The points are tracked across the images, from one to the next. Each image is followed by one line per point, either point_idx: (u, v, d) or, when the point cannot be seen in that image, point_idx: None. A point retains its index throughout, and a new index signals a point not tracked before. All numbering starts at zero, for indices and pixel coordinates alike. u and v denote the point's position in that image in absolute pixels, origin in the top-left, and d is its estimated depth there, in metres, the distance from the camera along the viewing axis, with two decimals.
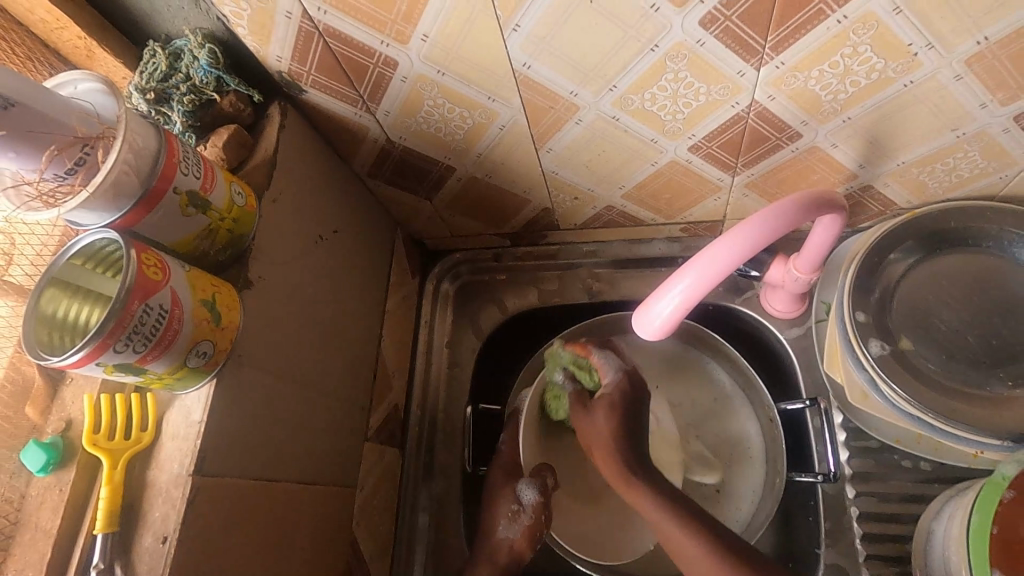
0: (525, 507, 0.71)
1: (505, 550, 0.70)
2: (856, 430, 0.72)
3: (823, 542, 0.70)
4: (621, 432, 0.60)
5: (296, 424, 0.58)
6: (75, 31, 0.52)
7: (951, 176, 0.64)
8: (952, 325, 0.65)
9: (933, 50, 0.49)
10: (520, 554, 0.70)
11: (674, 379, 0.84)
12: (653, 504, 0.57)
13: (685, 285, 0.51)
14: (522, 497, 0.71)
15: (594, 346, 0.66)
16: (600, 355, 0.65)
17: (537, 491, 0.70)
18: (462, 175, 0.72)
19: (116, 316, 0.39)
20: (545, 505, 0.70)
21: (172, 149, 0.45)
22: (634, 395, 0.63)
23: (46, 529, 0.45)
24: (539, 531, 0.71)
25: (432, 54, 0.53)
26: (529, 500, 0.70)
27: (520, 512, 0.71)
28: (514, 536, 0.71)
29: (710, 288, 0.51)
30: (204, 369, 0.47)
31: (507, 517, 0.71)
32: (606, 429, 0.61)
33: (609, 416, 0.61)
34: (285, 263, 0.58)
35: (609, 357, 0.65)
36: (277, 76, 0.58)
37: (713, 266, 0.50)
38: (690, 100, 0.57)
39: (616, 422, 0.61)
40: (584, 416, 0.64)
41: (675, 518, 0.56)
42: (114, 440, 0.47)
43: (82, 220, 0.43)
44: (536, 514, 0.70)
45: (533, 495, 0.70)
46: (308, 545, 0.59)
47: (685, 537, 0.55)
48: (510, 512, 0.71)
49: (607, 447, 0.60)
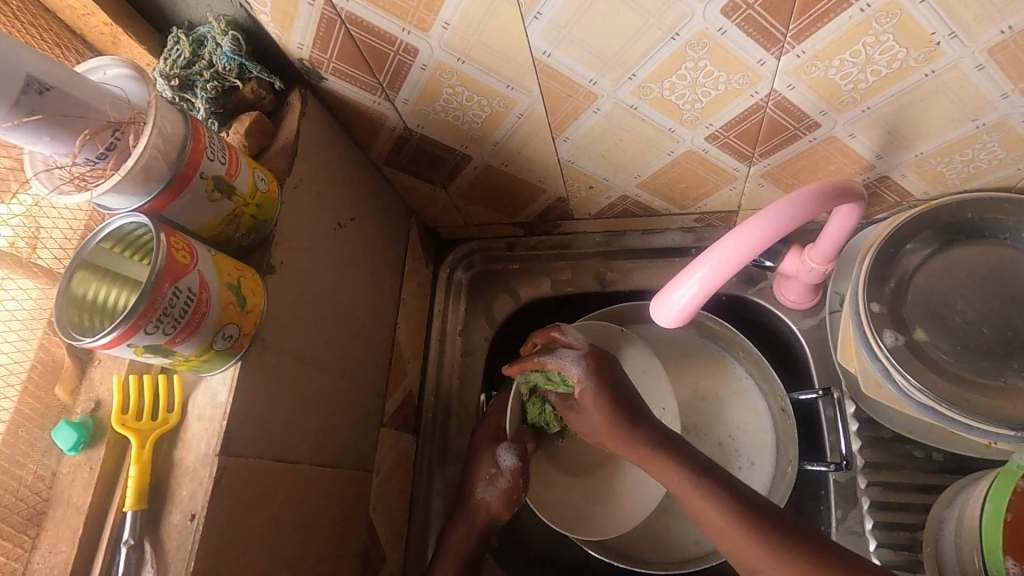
0: (503, 471, 0.72)
1: (482, 514, 0.71)
2: (868, 420, 0.72)
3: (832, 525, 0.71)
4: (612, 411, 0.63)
5: (317, 407, 0.59)
6: (102, 17, 0.52)
7: (969, 166, 0.64)
8: (967, 316, 0.65)
9: (955, 39, 0.49)
10: (495, 518, 0.71)
11: (681, 366, 0.84)
12: (688, 480, 0.59)
13: (709, 268, 0.51)
14: (501, 462, 0.72)
15: (545, 355, 0.66)
16: (555, 359, 0.65)
17: (514, 455, 0.72)
18: (477, 164, 0.73)
19: (147, 297, 0.40)
20: (524, 468, 0.72)
21: (198, 135, 0.45)
22: (603, 370, 0.65)
23: (76, 506, 0.46)
24: (516, 495, 0.71)
25: (453, 41, 0.54)
26: (507, 464, 0.72)
27: (497, 475, 0.72)
28: (491, 499, 0.71)
29: (733, 272, 0.51)
30: (230, 351, 0.48)
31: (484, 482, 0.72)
32: (600, 422, 0.64)
33: (598, 410, 0.63)
34: (306, 248, 0.59)
35: (563, 355, 0.65)
36: (298, 63, 0.58)
37: (738, 249, 0.50)
38: (709, 89, 0.57)
39: (606, 415, 0.63)
40: (576, 415, 0.67)
41: (692, 485, 0.58)
42: (142, 420, 0.48)
43: (112, 204, 0.44)
44: (513, 480, 0.71)
45: (512, 458, 0.72)
46: (328, 526, 0.61)
47: (712, 509, 0.57)
48: (488, 474, 0.72)
49: (608, 436, 0.63)
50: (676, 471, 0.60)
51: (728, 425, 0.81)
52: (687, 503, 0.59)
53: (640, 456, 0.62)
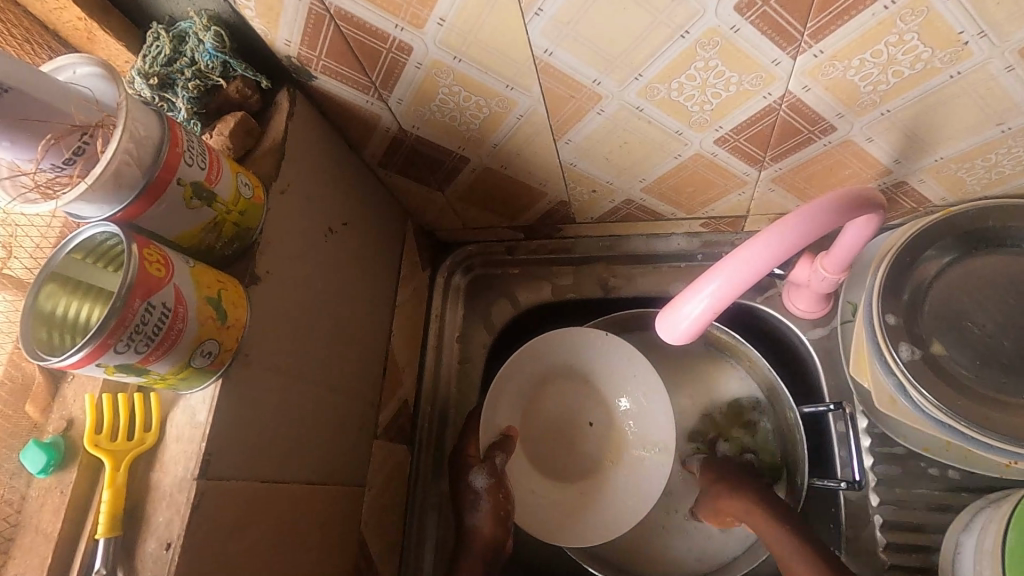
0: (479, 493, 0.72)
1: (478, 538, 0.70)
2: (881, 435, 0.69)
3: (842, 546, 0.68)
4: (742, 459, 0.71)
5: (305, 422, 0.57)
6: (76, 12, 0.49)
7: (991, 172, 0.61)
8: (987, 329, 0.62)
9: (985, 39, 0.46)
10: (490, 538, 0.70)
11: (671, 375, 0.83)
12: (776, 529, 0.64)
13: (736, 270, 0.47)
14: (474, 484, 0.72)
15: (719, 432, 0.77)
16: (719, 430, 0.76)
17: (486, 474, 0.72)
18: (476, 166, 0.70)
19: (117, 314, 0.37)
20: (499, 484, 0.72)
21: (176, 138, 0.43)
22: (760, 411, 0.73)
23: (46, 533, 0.43)
24: (503, 512, 0.72)
25: (449, 39, 0.51)
26: (481, 485, 0.72)
27: (477, 499, 0.72)
28: (481, 524, 0.71)
29: (759, 276, 0.47)
30: (209, 368, 0.45)
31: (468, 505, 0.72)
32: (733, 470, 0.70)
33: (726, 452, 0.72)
34: (294, 256, 0.56)
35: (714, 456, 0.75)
36: (285, 60, 0.55)
37: (769, 250, 0.46)
38: (719, 91, 0.54)
39: None
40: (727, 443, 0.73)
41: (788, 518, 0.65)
42: (116, 441, 0.45)
43: (82, 213, 0.41)
44: (493, 497, 0.72)
45: (484, 478, 0.72)
46: (317, 546, 0.58)
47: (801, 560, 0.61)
48: (469, 501, 0.72)
49: (759, 498, 0.68)
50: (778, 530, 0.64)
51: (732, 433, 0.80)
52: (781, 561, 0.62)
53: (757, 518, 0.66)
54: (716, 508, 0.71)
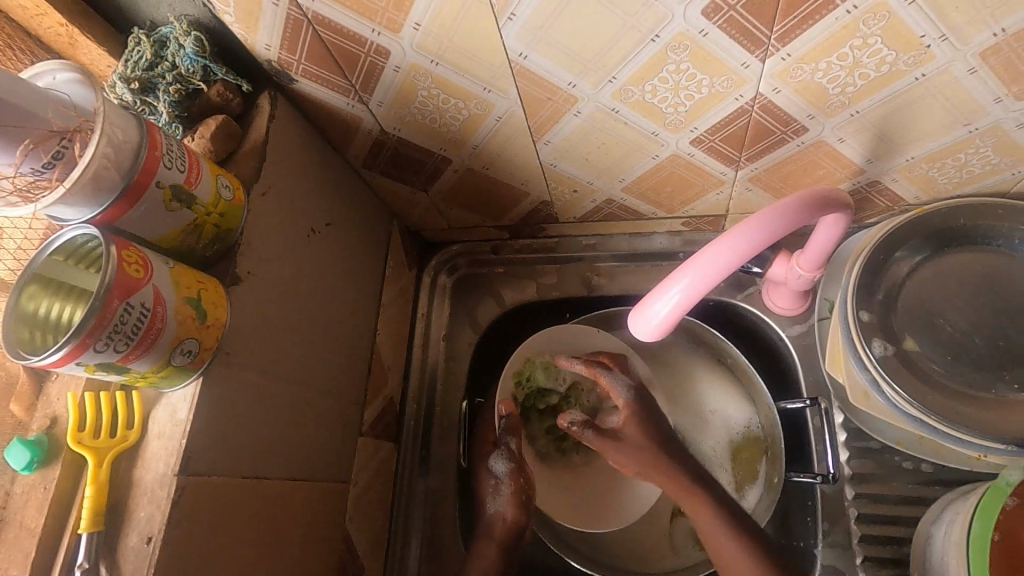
0: (501, 478, 0.73)
1: (498, 525, 0.70)
2: (856, 431, 0.70)
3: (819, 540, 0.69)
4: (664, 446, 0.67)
5: (288, 419, 0.58)
6: (56, 17, 0.50)
7: (962, 171, 0.62)
8: (958, 325, 0.64)
9: (946, 42, 0.47)
10: (514, 523, 0.71)
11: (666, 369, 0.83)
12: (711, 512, 0.64)
13: (711, 260, 0.48)
14: (496, 470, 0.74)
15: (601, 369, 0.72)
16: (609, 379, 0.71)
17: (507, 461, 0.74)
18: (457, 167, 0.71)
19: (96, 314, 0.38)
20: (520, 468, 0.74)
21: (155, 142, 0.44)
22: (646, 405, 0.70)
23: (29, 528, 0.44)
24: (524, 496, 0.73)
25: (425, 43, 0.52)
26: (503, 470, 0.74)
27: (499, 483, 0.73)
28: (504, 508, 0.72)
29: (733, 268, 0.48)
30: (190, 367, 0.46)
31: (490, 492, 0.73)
32: (647, 450, 0.67)
33: (643, 434, 0.68)
34: (276, 257, 0.57)
35: (618, 377, 0.71)
36: (266, 64, 0.56)
37: (744, 241, 0.47)
38: (692, 93, 0.55)
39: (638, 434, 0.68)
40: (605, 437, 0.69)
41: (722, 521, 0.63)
42: (99, 438, 0.46)
43: (63, 216, 0.42)
44: (514, 481, 0.73)
45: (505, 462, 0.74)
46: (300, 541, 0.59)
47: (727, 542, 0.62)
48: (490, 486, 0.73)
49: (654, 463, 0.67)
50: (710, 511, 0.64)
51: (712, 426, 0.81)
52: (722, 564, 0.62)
53: (679, 491, 0.66)
54: (627, 468, 0.68)
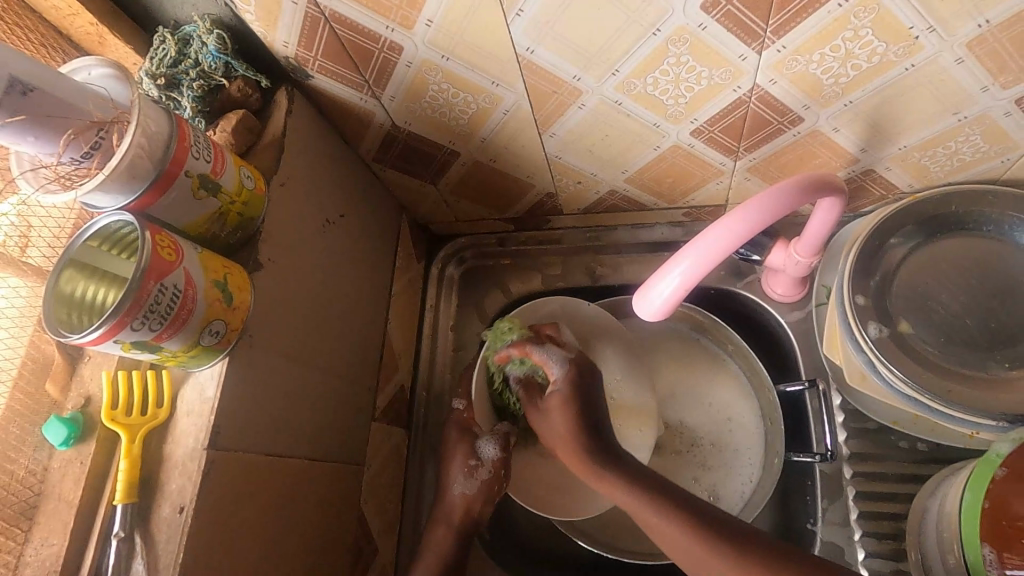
0: (483, 462, 0.72)
1: (459, 506, 0.72)
2: (854, 412, 0.73)
3: (819, 518, 0.71)
4: (575, 433, 0.62)
5: (308, 401, 0.60)
6: (87, 17, 0.53)
7: (953, 159, 0.65)
8: (951, 308, 0.66)
9: (934, 33, 0.49)
10: (472, 507, 0.72)
11: (675, 365, 0.84)
12: (622, 489, 0.57)
13: (719, 239, 0.50)
14: (481, 452, 0.73)
15: (532, 344, 0.67)
16: (541, 352, 0.66)
17: (496, 446, 0.73)
18: (465, 160, 0.73)
19: (133, 295, 0.41)
20: (505, 461, 0.73)
21: (184, 134, 0.46)
22: (583, 377, 0.65)
23: (68, 500, 0.47)
24: (498, 486, 0.73)
25: (437, 39, 0.54)
26: (488, 455, 0.72)
27: (479, 467, 0.72)
28: (469, 493, 0.72)
29: (738, 247, 0.51)
30: (217, 347, 0.48)
31: (464, 473, 0.72)
32: (560, 430, 0.62)
33: (564, 417, 0.63)
34: (294, 244, 0.59)
35: (551, 351, 0.66)
36: (284, 61, 0.59)
37: (750, 220, 0.50)
38: (692, 84, 0.57)
39: (569, 416, 0.63)
40: (541, 417, 0.66)
41: (638, 495, 0.56)
42: (131, 415, 0.48)
43: (98, 203, 0.45)
44: (495, 470, 0.72)
45: (494, 449, 0.73)
46: (318, 519, 0.61)
47: (652, 512, 0.55)
48: (469, 466, 0.72)
49: (565, 445, 0.62)
50: (615, 486, 0.58)
51: (713, 412, 0.82)
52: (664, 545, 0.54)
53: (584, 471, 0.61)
54: (552, 446, 0.65)
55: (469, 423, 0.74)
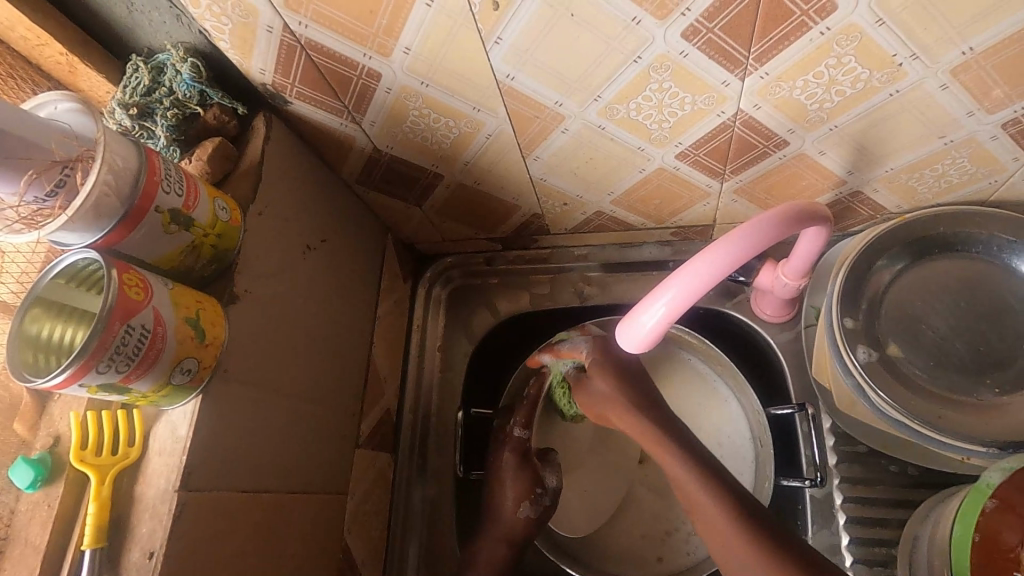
0: (547, 490, 0.75)
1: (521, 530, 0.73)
2: (844, 435, 0.72)
3: (809, 527, 0.71)
4: (628, 392, 0.67)
5: (287, 433, 0.59)
6: (57, 47, 0.52)
7: (940, 181, 0.64)
8: (940, 331, 0.65)
9: (917, 60, 0.49)
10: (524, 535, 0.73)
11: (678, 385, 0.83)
12: (681, 463, 0.61)
13: (704, 269, 0.49)
14: (546, 482, 0.76)
15: (560, 341, 0.76)
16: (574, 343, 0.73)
17: (556, 475, 0.77)
18: (450, 182, 0.72)
19: (98, 337, 0.40)
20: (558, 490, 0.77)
21: (153, 167, 0.45)
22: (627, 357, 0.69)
23: (35, 545, 0.45)
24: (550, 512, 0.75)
25: (415, 66, 0.53)
26: (552, 484, 0.76)
27: (543, 495, 0.74)
28: (529, 516, 0.73)
29: (725, 276, 0.50)
30: (189, 385, 0.47)
31: (530, 500, 0.73)
32: (610, 392, 0.67)
33: (609, 382, 0.67)
34: (272, 275, 0.58)
35: (576, 342, 0.74)
36: (261, 88, 0.58)
37: (739, 248, 0.49)
38: (675, 110, 0.57)
39: (620, 385, 0.67)
40: (588, 393, 0.70)
41: (689, 471, 0.60)
42: (101, 456, 0.47)
43: (65, 241, 0.44)
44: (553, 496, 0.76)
45: (554, 479, 0.76)
46: (299, 553, 0.60)
47: (701, 492, 0.59)
48: (536, 494, 0.74)
49: (615, 405, 0.67)
50: (679, 462, 0.61)
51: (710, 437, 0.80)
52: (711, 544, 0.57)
53: (650, 442, 0.64)
54: (600, 412, 0.70)
55: (528, 452, 0.76)
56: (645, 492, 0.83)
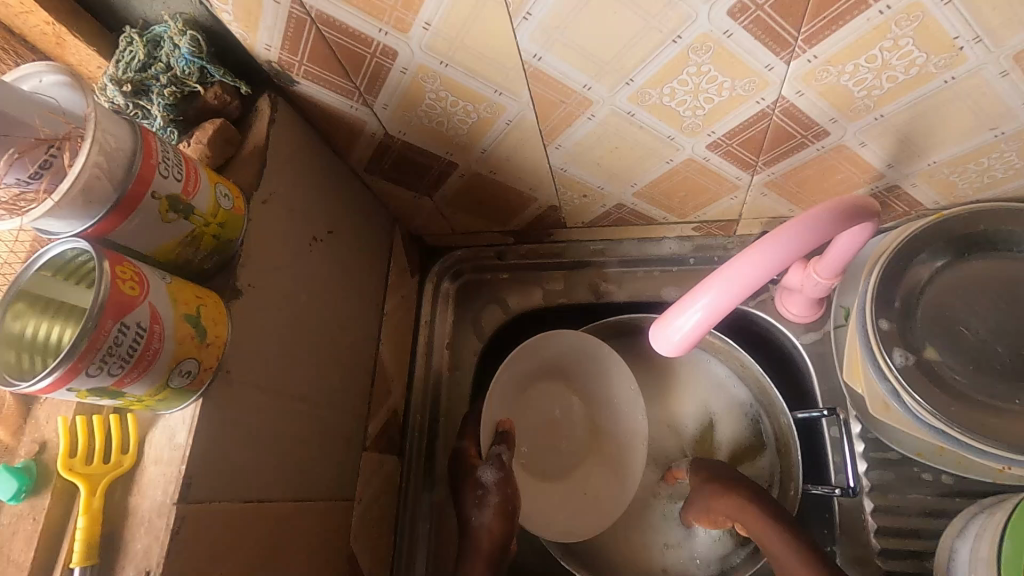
0: (489, 488, 0.70)
1: (487, 536, 0.68)
2: (875, 441, 0.69)
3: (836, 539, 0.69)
4: (740, 508, 0.64)
5: (292, 437, 0.55)
6: (42, 16, 0.47)
7: (984, 176, 0.61)
8: (980, 334, 0.62)
9: (980, 44, 0.45)
10: (500, 535, 0.68)
11: (612, 377, 0.81)
12: (785, 545, 0.59)
13: (752, 270, 0.45)
14: (484, 479, 0.70)
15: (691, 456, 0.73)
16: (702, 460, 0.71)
17: (494, 467, 0.70)
18: (464, 171, 0.68)
19: (88, 336, 0.36)
20: (507, 478, 0.70)
21: (150, 149, 0.41)
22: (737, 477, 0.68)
23: (18, 562, 0.41)
24: (509, 505, 0.69)
25: (435, 44, 0.49)
26: (490, 479, 0.70)
27: (485, 494, 0.69)
28: (487, 521, 0.68)
29: (770, 278, 0.46)
30: (189, 388, 0.43)
31: (476, 505, 0.69)
32: (715, 505, 0.67)
33: (717, 500, 0.66)
34: (278, 268, 0.54)
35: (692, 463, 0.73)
36: (266, 66, 0.53)
37: (785, 249, 0.46)
38: (712, 95, 0.53)
39: (722, 496, 0.66)
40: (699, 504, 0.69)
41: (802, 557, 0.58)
42: (91, 464, 0.43)
43: (51, 229, 0.39)
44: (501, 491, 0.70)
45: (492, 472, 0.70)
46: (305, 565, 0.57)
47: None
48: (476, 498, 0.69)
49: (737, 513, 0.64)
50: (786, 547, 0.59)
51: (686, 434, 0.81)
52: None
53: (758, 531, 0.62)
54: (712, 519, 0.68)
55: (467, 458, 0.73)
56: (660, 497, 0.80)
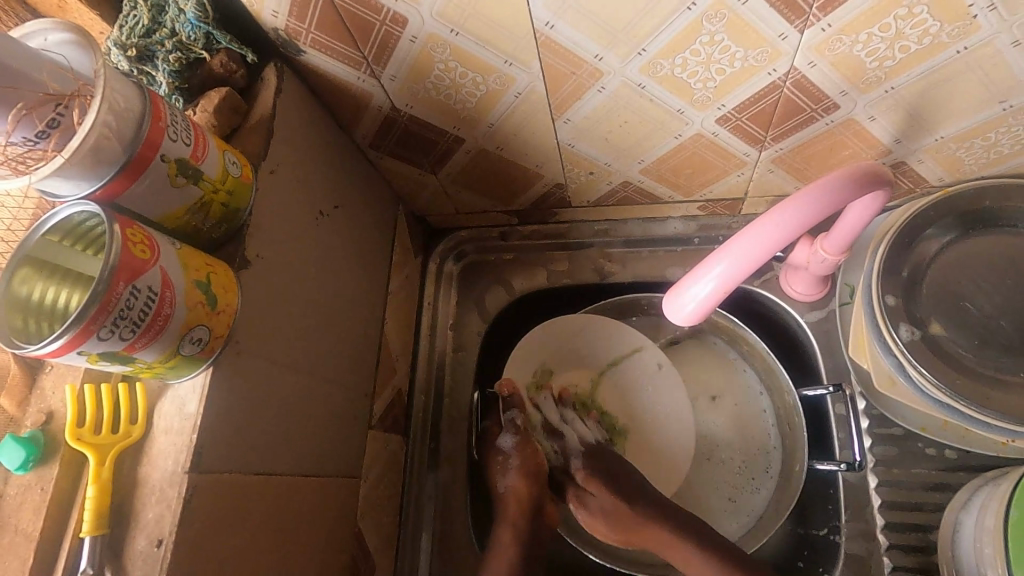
0: (510, 454, 0.72)
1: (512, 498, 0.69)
2: (880, 417, 0.70)
3: (841, 516, 0.69)
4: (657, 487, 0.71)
5: (299, 411, 0.54)
6: None
7: (990, 152, 0.61)
8: (985, 308, 0.62)
9: (993, 12, 0.45)
10: (525, 494, 0.70)
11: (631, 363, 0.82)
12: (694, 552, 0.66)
13: (769, 232, 0.46)
14: (503, 446, 0.73)
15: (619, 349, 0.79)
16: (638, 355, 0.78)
17: (512, 434, 0.73)
18: (470, 147, 0.68)
19: (99, 299, 0.35)
20: (525, 440, 0.73)
21: (158, 111, 0.40)
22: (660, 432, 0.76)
23: (26, 533, 0.41)
24: (533, 466, 0.71)
25: (445, 11, 0.48)
26: (508, 444, 0.73)
27: (507, 459, 0.72)
28: (513, 483, 0.70)
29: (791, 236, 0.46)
30: (200, 356, 0.43)
31: (500, 471, 0.72)
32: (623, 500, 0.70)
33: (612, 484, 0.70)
34: (285, 240, 0.53)
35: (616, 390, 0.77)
36: (273, 34, 0.53)
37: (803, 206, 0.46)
38: (723, 66, 0.53)
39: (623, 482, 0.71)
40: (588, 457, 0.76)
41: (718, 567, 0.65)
42: (99, 434, 0.43)
43: (58, 191, 0.39)
44: (521, 453, 0.72)
45: (509, 437, 0.73)
46: (313, 541, 0.56)
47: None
48: (498, 464, 0.72)
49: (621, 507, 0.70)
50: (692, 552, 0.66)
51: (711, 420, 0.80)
52: None
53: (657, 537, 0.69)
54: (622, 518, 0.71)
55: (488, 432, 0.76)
56: None
